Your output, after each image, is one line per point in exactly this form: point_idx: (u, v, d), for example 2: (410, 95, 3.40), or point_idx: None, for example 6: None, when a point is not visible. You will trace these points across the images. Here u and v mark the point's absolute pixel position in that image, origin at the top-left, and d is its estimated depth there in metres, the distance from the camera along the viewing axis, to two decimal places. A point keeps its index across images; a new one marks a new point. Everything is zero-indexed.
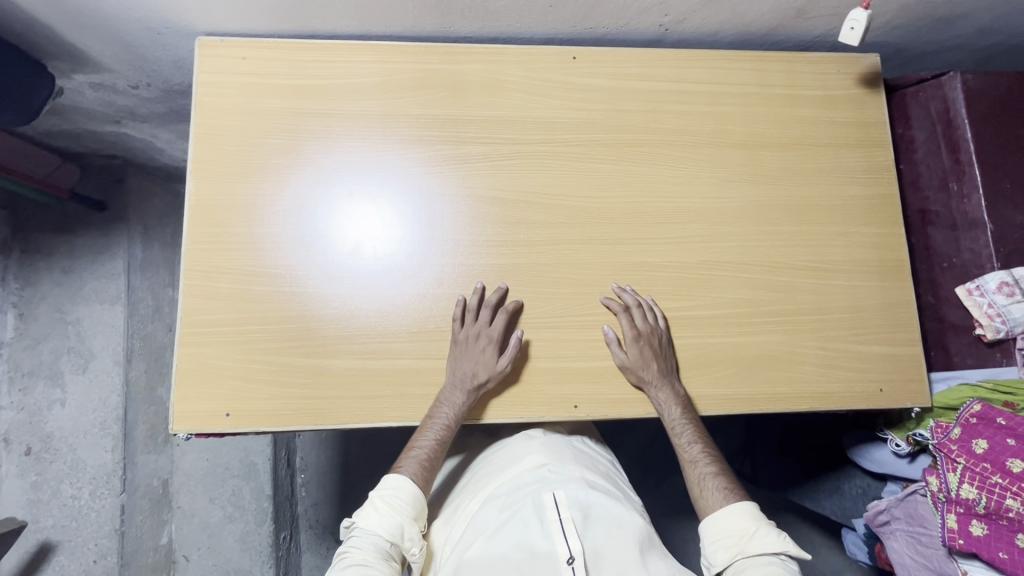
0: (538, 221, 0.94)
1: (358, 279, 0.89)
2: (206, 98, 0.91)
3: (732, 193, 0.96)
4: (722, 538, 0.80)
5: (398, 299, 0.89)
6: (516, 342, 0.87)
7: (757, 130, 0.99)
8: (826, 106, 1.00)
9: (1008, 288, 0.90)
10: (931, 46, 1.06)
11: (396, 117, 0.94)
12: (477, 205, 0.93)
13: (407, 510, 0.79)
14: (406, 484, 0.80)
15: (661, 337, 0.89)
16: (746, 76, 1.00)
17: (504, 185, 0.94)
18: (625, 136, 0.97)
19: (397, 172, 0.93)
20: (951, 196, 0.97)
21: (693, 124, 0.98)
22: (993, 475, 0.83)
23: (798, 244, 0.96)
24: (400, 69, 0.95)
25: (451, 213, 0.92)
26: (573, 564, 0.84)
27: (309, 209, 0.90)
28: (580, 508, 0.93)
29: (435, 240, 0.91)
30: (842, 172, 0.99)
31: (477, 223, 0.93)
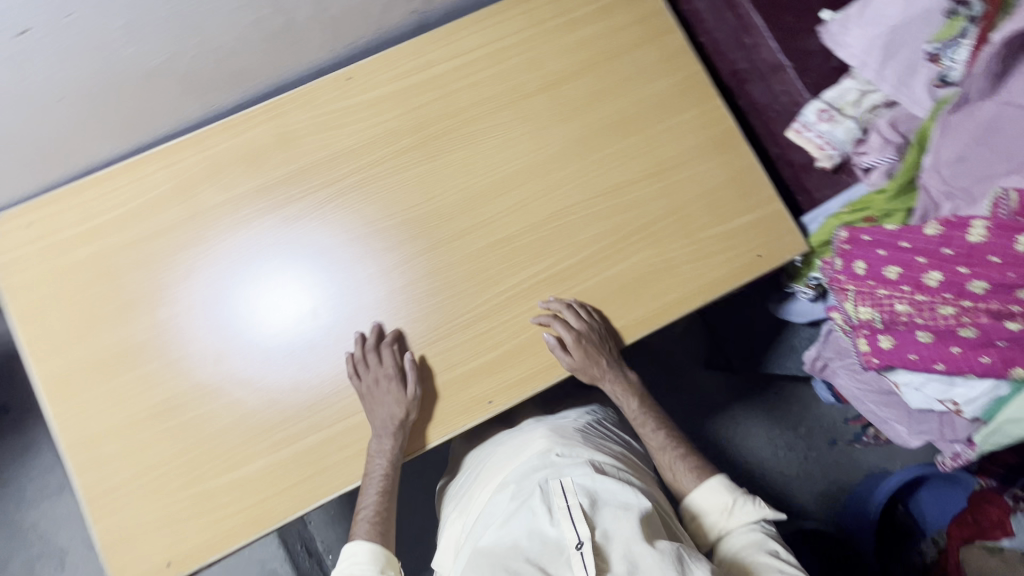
0: (389, 245, 0.93)
1: (243, 378, 0.88)
2: (11, 279, 0.88)
3: (550, 139, 0.96)
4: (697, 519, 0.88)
5: (288, 378, 0.88)
6: (415, 373, 0.87)
7: (547, 70, 0.98)
8: (602, 17, 1.00)
9: (826, 115, 0.91)
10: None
11: (204, 212, 0.92)
12: (321, 254, 0.92)
13: (369, 570, 0.81)
14: (362, 544, 0.82)
15: (598, 329, 0.90)
16: (517, 23, 0.99)
17: (338, 225, 0.93)
18: (429, 131, 0.96)
19: (244, 260, 0.91)
20: (747, 51, 0.98)
21: (486, 90, 0.97)
22: (877, 289, 0.86)
23: (628, 158, 0.97)
24: (188, 164, 0.92)
25: (299, 274, 0.91)
26: (582, 548, 0.79)
27: (176, 329, 0.89)
28: (587, 491, 0.90)
29: (308, 309, 0.91)
30: (642, 73, 0.99)
31: (326, 271, 0.92)
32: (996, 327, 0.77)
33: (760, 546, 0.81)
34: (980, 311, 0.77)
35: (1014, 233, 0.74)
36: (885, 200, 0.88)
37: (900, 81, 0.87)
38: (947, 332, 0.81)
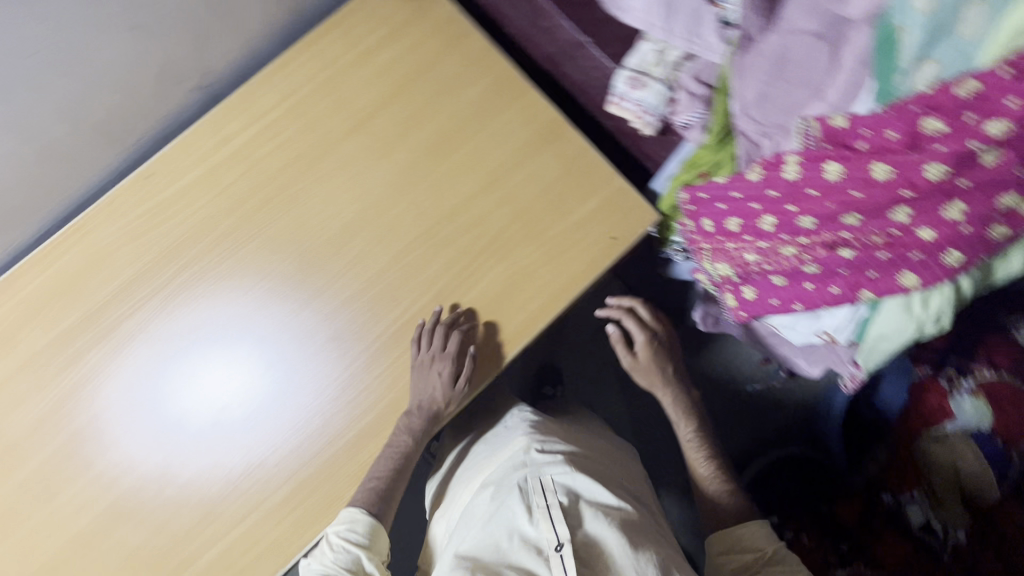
0: (255, 319, 0.90)
1: (173, 473, 0.86)
2: None
3: (374, 178, 0.93)
4: (726, 555, 0.93)
5: (216, 460, 0.86)
6: (471, 363, 0.89)
7: (353, 108, 0.94)
8: (396, 37, 0.96)
9: (635, 81, 0.88)
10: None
11: (42, 353, 0.88)
12: (214, 327, 0.89)
13: (362, 541, 0.82)
14: (364, 515, 0.82)
15: (665, 335, 1.10)
16: (310, 65, 0.94)
17: (214, 298, 0.89)
18: (250, 204, 0.92)
19: (116, 371, 0.88)
20: (548, 34, 0.95)
21: (296, 146, 0.93)
22: (726, 243, 0.86)
23: (458, 176, 0.94)
24: (12, 309, 0.88)
25: (196, 354, 0.88)
26: (563, 548, 0.82)
27: (71, 456, 0.87)
28: (568, 490, 0.92)
29: (202, 397, 0.88)
30: (451, 83, 0.95)
31: (223, 343, 0.89)
32: (832, 258, 0.76)
33: None
34: (816, 246, 0.77)
35: (822, 162, 0.72)
36: (711, 154, 0.86)
37: (691, 31, 0.82)
38: (796, 272, 0.81)
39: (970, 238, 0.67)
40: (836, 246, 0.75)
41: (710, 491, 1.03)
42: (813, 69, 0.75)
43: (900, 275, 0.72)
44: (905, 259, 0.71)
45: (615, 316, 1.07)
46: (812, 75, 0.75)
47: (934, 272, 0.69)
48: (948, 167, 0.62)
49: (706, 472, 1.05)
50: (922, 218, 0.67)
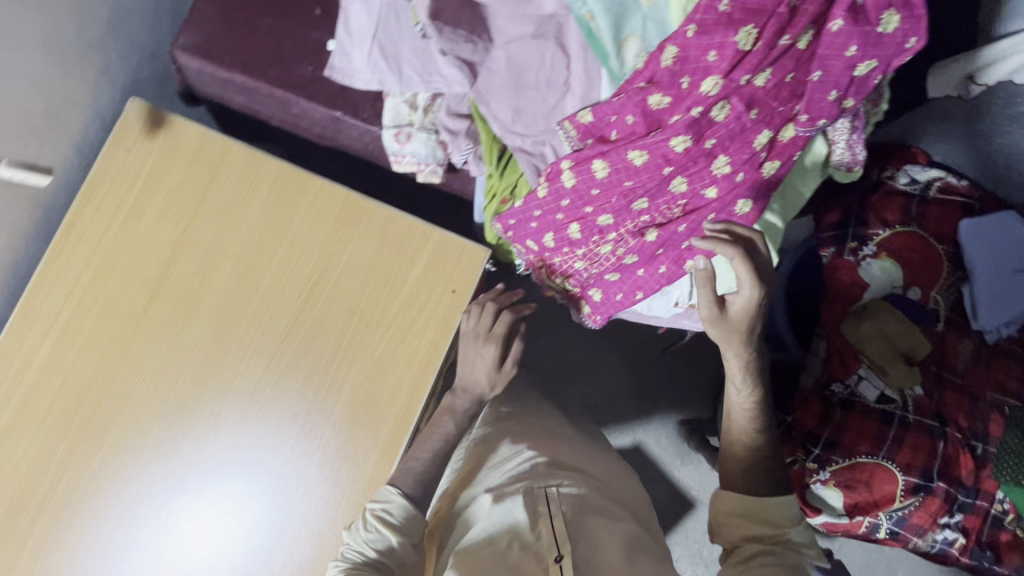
0: (144, 506, 0.85)
1: None
2: None
3: (195, 335, 0.88)
4: (739, 517, 0.75)
5: None
6: (517, 343, 0.86)
7: (144, 274, 0.89)
8: (157, 184, 0.90)
9: (402, 135, 0.82)
10: (150, 33, 0.96)
11: None
12: (107, 533, 0.84)
13: (392, 521, 0.75)
14: (397, 499, 0.76)
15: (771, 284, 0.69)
16: (83, 248, 0.88)
17: (92, 509, 0.85)
18: (79, 414, 0.86)
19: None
20: (304, 117, 0.89)
21: (102, 336, 0.87)
22: (554, 256, 0.81)
23: (278, 296, 0.89)
24: None
25: (103, 562, 0.84)
26: (562, 560, 0.74)
27: None
28: (571, 502, 0.84)
29: None
30: (234, 205, 0.91)
31: (124, 542, 0.84)
32: (644, 244, 0.74)
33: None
34: (627, 237, 0.75)
35: (589, 164, 0.67)
36: (501, 178, 0.82)
37: (423, 69, 0.76)
38: (625, 265, 0.78)
39: (749, 182, 0.66)
40: (643, 230, 0.74)
41: (739, 438, 0.80)
42: (547, 67, 0.71)
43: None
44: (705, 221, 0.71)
45: (731, 249, 0.65)
46: (550, 73, 0.71)
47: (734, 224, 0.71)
48: (688, 137, 0.60)
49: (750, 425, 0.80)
50: (698, 184, 0.66)
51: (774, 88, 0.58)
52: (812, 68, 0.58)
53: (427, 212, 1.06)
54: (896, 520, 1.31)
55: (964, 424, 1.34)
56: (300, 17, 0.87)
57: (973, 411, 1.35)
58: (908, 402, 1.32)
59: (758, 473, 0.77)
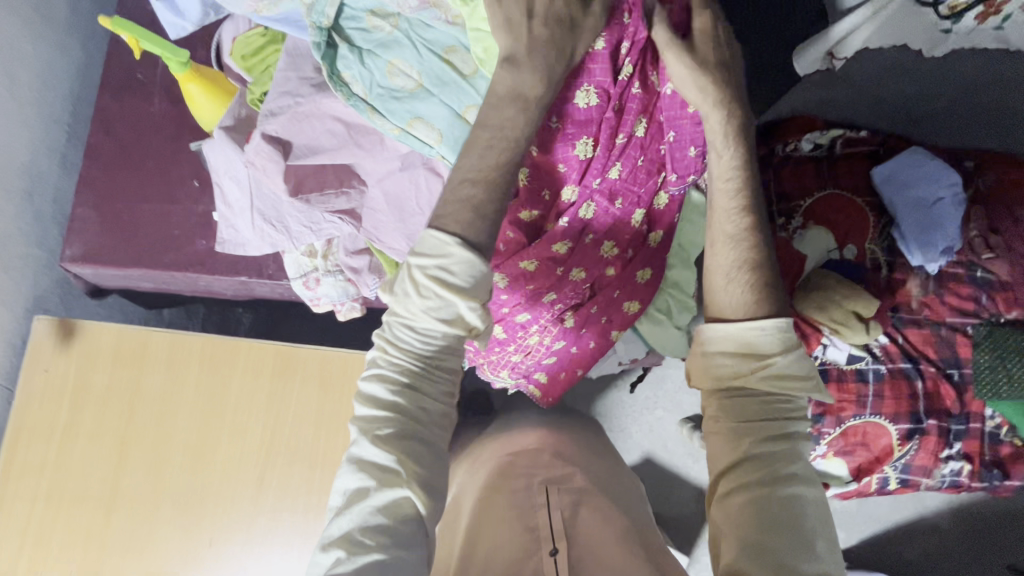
0: None
1: None
2: None
3: (164, 533, 0.86)
4: (727, 355, 0.66)
5: None
6: None
7: (97, 489, 0.87)
8: (85, 394, 0.89)
9: (310, 281, 0.83)
10: (40, 248, 0.97)
11: None
12: None
13: (450, 282, 0.56)
14: (445, 259, 0.56)
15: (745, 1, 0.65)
16: (27, 483, 0.86)
17: None
18: None
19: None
20: (210, 283, 0.88)
21: (70, 566, 0.85)
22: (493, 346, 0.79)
23: (236, 465, 0.88)
24: None
25: None
26: (556, 551, 0.66)
27: None
28: (571, 498, 0.77)
29: None
30: (167, 391, 0.89)
31: None
32: (566, 328, 0.76)
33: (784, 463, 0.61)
34: (549, 326, 0.75)
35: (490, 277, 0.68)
36: None
37: (310, 222, 0.75)
38: (559, 350, 0.79)
39: (638, 254, 0.73)
40: (561, 317, 0.75)
41: (724, 296, 0.67)
42: (425, 191, 0.67)
43: (624, 306, 0.78)
44: (613, 297, 0.76)
45: None
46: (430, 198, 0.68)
47: (636, 289, 0.77)
48: (568, 240, 0.67)
49: (730, 225, 0.66)
50: (596, 268, 0.71)
51: (630, 174, 0.65)
52: (666, 129, 0.65)
53: (361, 328, 1.06)
54: (901, 468, 1.26)
55: (936, 358, 1.22)
56: (180, 195, 0.87)
57: (939, 341, 1.22)
58: (877, 353, 1.22)
59: (749, 275, 0.67)
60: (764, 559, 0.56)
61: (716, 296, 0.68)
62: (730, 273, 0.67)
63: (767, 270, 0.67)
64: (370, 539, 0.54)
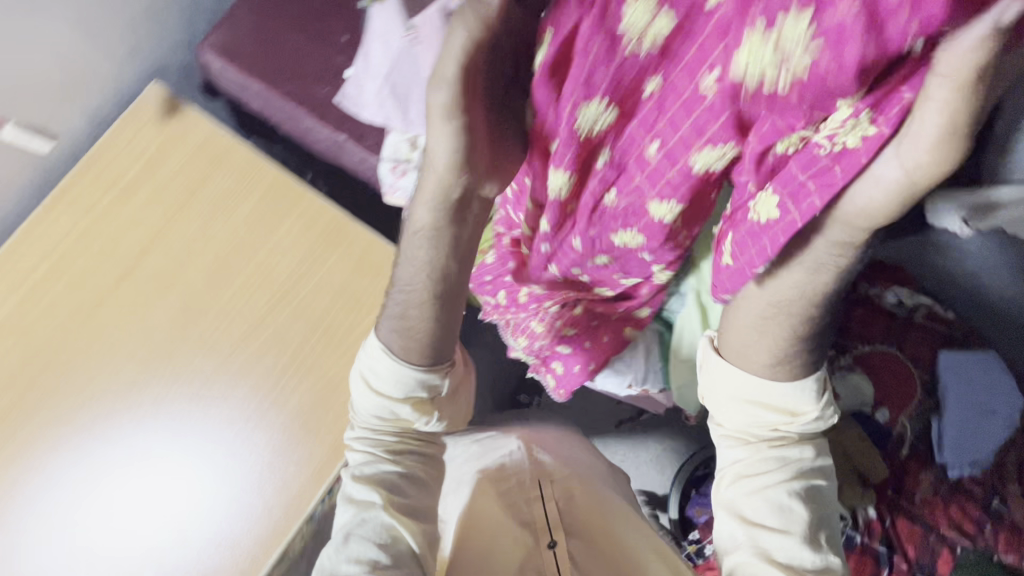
0: (56, 484, 0.84)
1: None
2: None
3: (157, 318, 0.89)
4: (756, 407, 0.70)
5: None
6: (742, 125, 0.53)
7: (122, 251, 0.91)
8: (157, 167, 0.93)
9: (399, 168, 0.85)
10: (185, 27, 1.02)
11: None
12: (14, 502, 0.83)
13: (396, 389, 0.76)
14: (384, 363, 0.76)
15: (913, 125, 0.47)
16: (71, 213, 0.91)
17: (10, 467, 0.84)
18: (26, 373, 0.87)
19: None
20: (310, 130, 0.92)
21: (66, 302, 0.89)
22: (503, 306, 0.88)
23: (247, 295, 0.90)
24: None
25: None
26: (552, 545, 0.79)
27: None
28: (563, 491, 0.86)
29: None
30: (224, 203, 0.93)
31: (23, 518, 0.83)
32: (574, 317, 0.84)
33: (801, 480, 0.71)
34: (559, 311, 0.84)
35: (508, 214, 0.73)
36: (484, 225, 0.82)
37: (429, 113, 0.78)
38: (572, 338, 0.85)
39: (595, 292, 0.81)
40: (569, 305, 0.84)
41: (757, 362, 0.67)
42: None
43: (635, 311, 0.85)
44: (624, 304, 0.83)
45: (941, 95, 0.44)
46: None
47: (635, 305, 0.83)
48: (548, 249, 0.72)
49: (796, 328, 0.62)
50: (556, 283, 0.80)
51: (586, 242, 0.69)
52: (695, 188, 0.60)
53: None
54: None
55: (912, 556, 1.15)
56: (328, 40, 0.91)
57: (923, 543, 1.16)
58: (859, 521, 1.18)
59: (789, 360, 0.66)
60: (774, 560, 0.68)
61: (750, 357, 0.67)
62: (775, 357, 0.65)
63: (817, 352, 0.66)
64: (355, 563, 0.74)
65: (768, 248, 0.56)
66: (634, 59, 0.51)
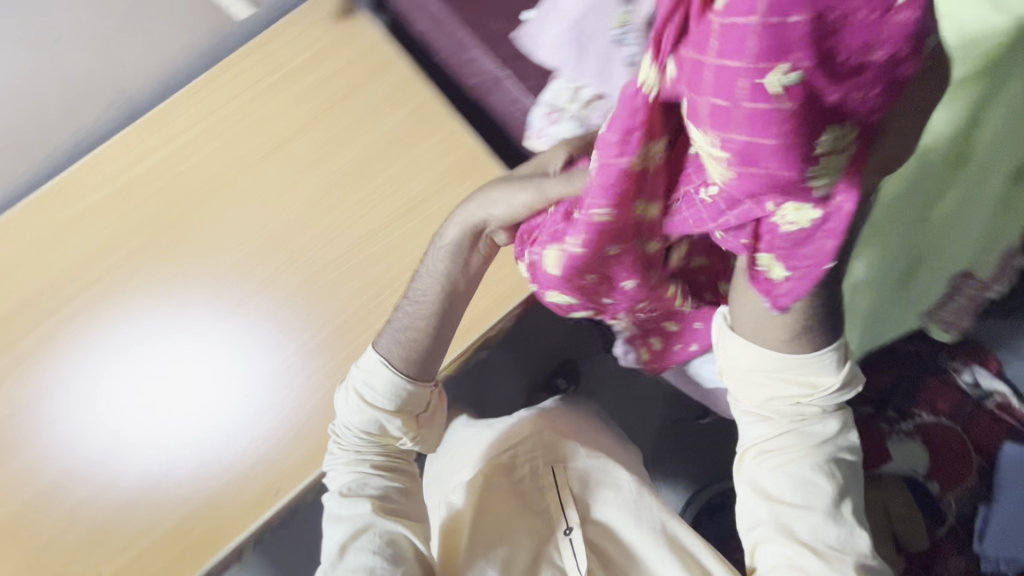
0: (157, 327, 0.89)
1: (68, 474, 0.84)
2: None
3: (287, 200, 0.93)
4: (766, 375, 0.67)
5: (121, 477, 0.84)
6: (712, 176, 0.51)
7: (271, 130, 0.95)
8: (321, 62, 0.98)
9: (551, 114, 0.84)
10: None
11: None
12: (121, 331, 0.89)
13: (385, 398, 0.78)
14: (381, 372, 0.78)
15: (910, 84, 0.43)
16: (236, 85, 0.97)
17: (127, 296, 0.90)
18: (161, 217, 0.92)
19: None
20: (472, 61, 0.94)
21: (211, 163, 0.94)
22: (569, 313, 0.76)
23: (374, 201, 0.93)
24: None
25: (96, 355, 0.88)
26: (571, 532, 0.80)
27: None
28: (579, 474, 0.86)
29: (101, 408, 0.86)
30: (373, 110, 0.96)
31: (124, 348, 0.88)
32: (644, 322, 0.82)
33: (819, 454, 0.68)
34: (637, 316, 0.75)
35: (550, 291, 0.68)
36: None
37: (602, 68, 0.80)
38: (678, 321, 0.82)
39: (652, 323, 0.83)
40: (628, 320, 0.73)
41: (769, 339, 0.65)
42: None
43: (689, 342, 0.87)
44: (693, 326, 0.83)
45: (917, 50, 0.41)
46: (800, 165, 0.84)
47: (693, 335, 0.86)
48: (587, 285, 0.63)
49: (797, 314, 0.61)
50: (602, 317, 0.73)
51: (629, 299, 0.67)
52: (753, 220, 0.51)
53: None
54: None
55: None
56: None
57: None
58: None
59: (803, 336, 0.64)
60: (791, 535, 0.65)
61: (760, 334, 0.65)
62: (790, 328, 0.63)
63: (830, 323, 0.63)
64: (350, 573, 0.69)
65: (823, 253, 0.50)
66: (600, 220, 0.52)
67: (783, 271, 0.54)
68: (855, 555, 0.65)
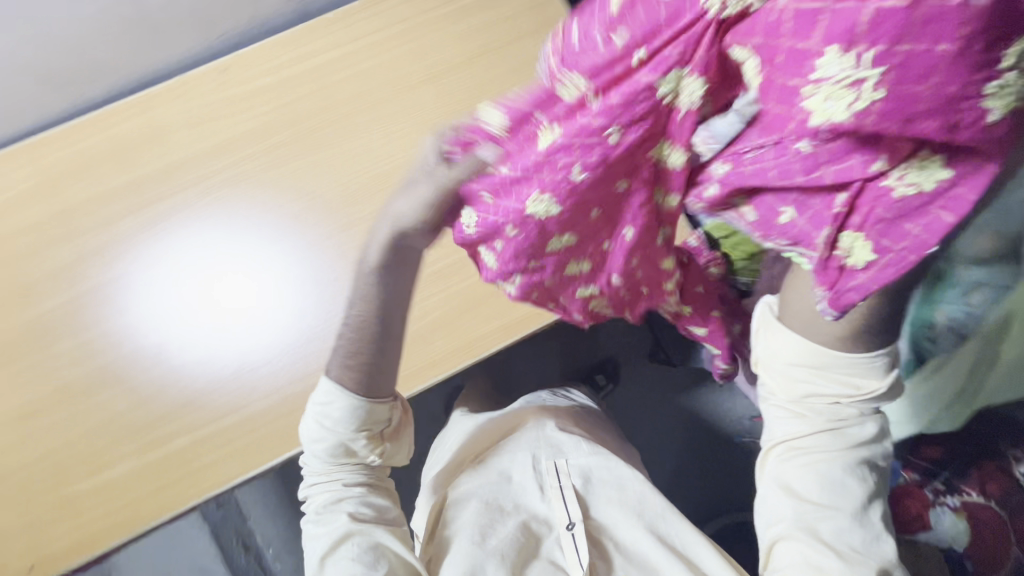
0: (278, 223, 0.91)
1: (170, 344, 0.88)
2: None
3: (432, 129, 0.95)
4: (811, 367, 0.64)
5: (219, 359, 0.87)
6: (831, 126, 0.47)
7: (432, 60, 0.97)
8: (491, 6, 0.99)
9: None
10: None
11: (95, 185, 0.92)
12: (246, 220, 0.91)
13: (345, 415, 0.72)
14: (340, 397, 0.71)
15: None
16: (406, 9, 0.99)
17: (263, 185, 0.92)
18: (310, 118, 0.95)
19: (109, 262, 0.90)
20: None
21: (368, 78, 0.96)
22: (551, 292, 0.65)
23: None
24: (88, 143, 0.92)
25: (214, 237, 0.91)
26: (574, 527, 0.83)
27: (98, 303, 0.89)
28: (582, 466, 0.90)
29: (210, 289, 0.89)
30: (532, 63, 0.98)
31: (245, 237, 0.91)
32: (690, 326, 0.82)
33: (849, 460, 0.66)
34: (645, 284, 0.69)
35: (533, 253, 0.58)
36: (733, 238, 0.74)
37: None
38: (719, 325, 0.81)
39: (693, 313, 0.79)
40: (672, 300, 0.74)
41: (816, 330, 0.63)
42: None
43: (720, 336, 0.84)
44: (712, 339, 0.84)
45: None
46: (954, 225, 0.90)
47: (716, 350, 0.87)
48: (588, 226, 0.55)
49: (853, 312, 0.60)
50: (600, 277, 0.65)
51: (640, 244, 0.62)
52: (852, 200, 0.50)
53: None
54: None
55: None
56: None
57: None
58: None
59: (860, 337, 0.62)
60: (817, 535, 0.65)
61: (806, 318, 0.63)
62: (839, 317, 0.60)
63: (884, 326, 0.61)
64: None
65: (935, 232, 0.48)
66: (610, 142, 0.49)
67: (862, 255, 0.52)
68: (876, 558, 0.64)
